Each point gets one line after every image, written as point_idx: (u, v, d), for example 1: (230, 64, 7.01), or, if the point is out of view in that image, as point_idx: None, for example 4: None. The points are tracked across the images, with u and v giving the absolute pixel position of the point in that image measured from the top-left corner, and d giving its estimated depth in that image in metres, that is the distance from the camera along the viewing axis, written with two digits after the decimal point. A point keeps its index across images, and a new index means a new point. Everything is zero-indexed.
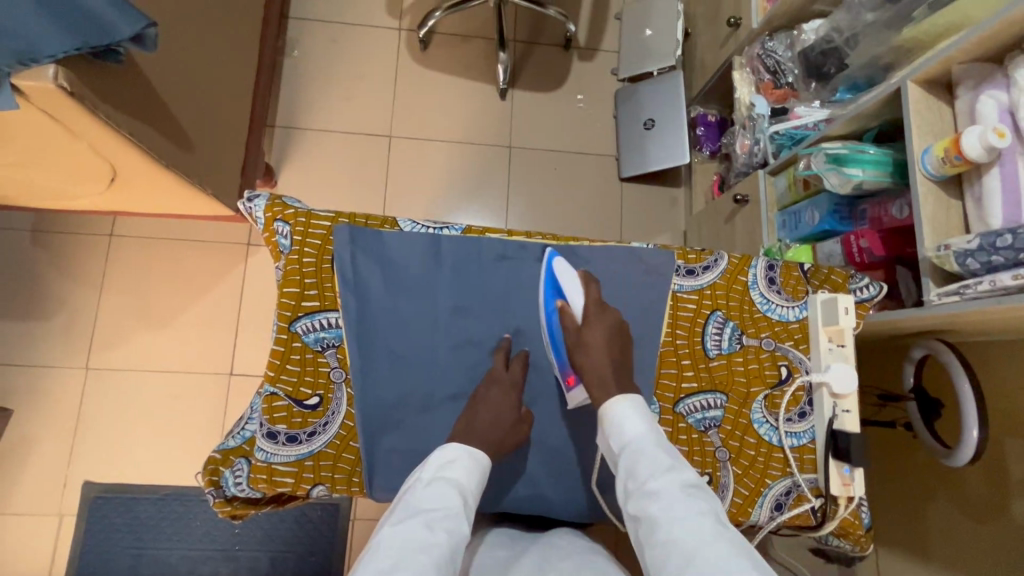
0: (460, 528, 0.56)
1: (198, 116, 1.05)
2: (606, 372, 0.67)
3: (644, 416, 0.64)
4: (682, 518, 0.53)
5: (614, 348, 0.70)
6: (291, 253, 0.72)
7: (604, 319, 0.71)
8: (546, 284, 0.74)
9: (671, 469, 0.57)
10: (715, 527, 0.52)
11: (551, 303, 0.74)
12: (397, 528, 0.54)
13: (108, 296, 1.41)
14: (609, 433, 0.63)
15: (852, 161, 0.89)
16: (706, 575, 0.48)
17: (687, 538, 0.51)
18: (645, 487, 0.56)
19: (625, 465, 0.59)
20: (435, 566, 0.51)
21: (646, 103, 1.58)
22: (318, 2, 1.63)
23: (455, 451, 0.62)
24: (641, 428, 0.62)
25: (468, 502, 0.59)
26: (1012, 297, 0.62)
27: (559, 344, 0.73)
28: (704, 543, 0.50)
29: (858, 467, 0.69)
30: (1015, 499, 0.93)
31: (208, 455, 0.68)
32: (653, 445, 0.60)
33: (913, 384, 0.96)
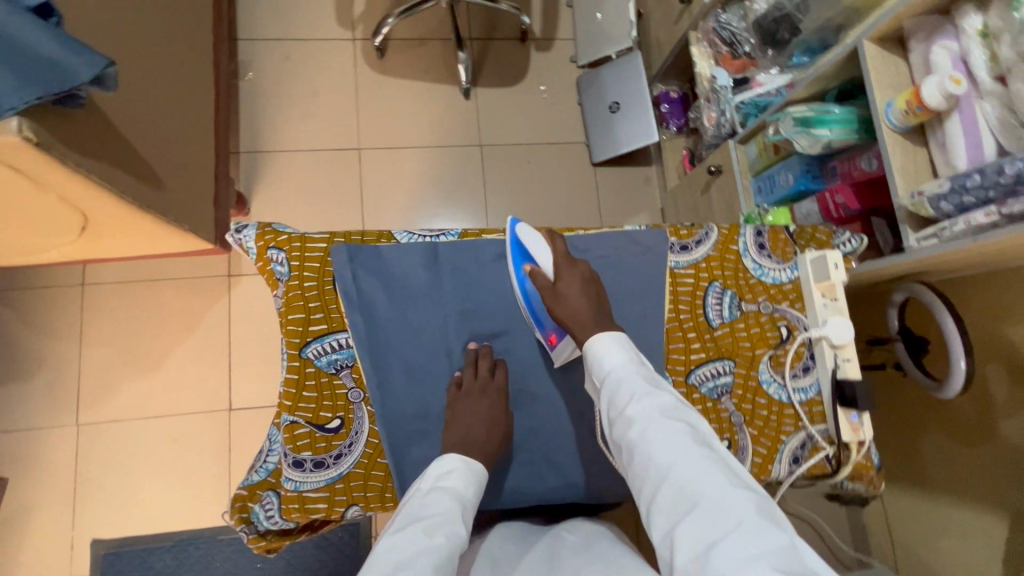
0: (459, 532, 0.56)
1: (164, 152, 1.02)
2: (585, 318, 0.67)
3: (624, 346, 0.63)
4: (664, 442, 0.54)
5: (592, 296, 0.69)
6: (291, 280, 0.71)
7: (575, 272, 0.71)
8: (512, 251, 0.73)
9: (652, 394, 0.58)
10: (696, 450, 0.53)
11: (521, 269, 0.73)
12: (395, 536, 0.54)
13: (90, 347, 1.37)
14: (590, 364, 0.63)
15: (819, 123, 0.92)
16: (690, 497, 0.50)
17: (669, 461, 0.53)
18: (625, 414, 0.57)
19: (606, 394, 0.60)
20: (435, 567, 0.51)
21: (609, 87, 1.60)
22: (266, 21, 1.60)
23: (452, 462, 0.63)
24: (620, 359, 0.61)
25: (466, 512, 0.59)
26: (987, 234, 0.66)
27: (536, 307, 0.73)
28: (687, 466, 0.52)
29: (865, 412, 0.73)
30: (1001, 421, 0.99)
31: (234, 493, 0.68)
32: (633, 372, 0.60)
33: (899, 325, 1.01)
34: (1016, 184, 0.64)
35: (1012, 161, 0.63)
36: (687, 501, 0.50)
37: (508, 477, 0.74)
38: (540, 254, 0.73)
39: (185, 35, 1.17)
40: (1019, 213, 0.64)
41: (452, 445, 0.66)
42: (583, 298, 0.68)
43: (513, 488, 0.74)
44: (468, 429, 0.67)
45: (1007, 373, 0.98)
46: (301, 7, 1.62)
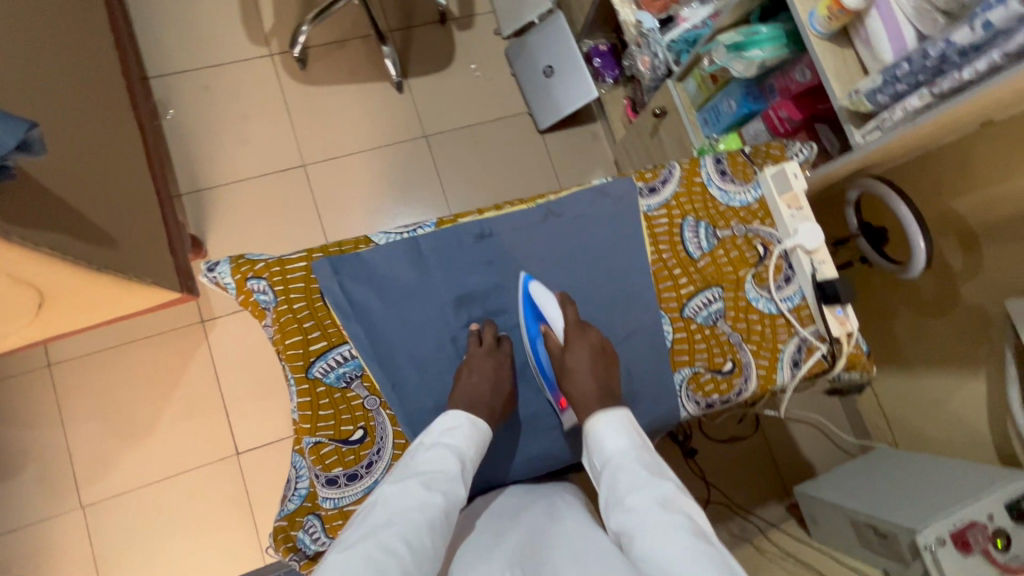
0: (456, 489, 0.59)
1: (104, 209, 0.97)
2: (590, 393, 0.67)
3: (627, 429, 0.63)
4: (663, 535, 0.51)
5: (601, 372, 0.68)
6: (279, 305, 0.71)
7: (588, 338, 0.71)
8: (524, 310, 0.74)
9: (652, 485, 0.57)
10: (696, 541, 0.50)
11: (535, 328, 0.74)
12: (395, 488, 0.58)
13: (75, 428, 1.31)
14: (591, 446, 0.64)
15: (751, 45, 0.96)
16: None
17: (667, 556, 0.50)
18: (624, 503, 0.56)
19: (608, 480, 0.60)
20: (428, 524, 0.55)
21: (539, 53, 1.60)
22: (173, 52, 1.52)
23: (457, 420, 0.65)
24: (621, 444, 0.62)
25: (466, 468, 0.62)
26: (924, 117, 0.70)
27: (545, 367, 0.74)
28: (687, 559, 0.49)
29: (848, 304, 0.78)
30: (963, 286, 1.15)
31: (274, 525, 0.68)
32: (634, 460, 0.60)
33: (858, 222, 1.07)
34: (942, 64, 0.67)
35: (934, 43, 0.66)
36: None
37: (535, 444, 0.77)
38: (551, 314, 0.73)
39: (96, 83, 1.10)
40: (949, 90, 0.67)
41: (459, 404, 0.67)
42: (591, 372, 0.68)
43: (542, 452, 0.77)
44: (481, 394, 0.68)
45: (957, 244, 1.14)
46: (207, 31, 1.54)
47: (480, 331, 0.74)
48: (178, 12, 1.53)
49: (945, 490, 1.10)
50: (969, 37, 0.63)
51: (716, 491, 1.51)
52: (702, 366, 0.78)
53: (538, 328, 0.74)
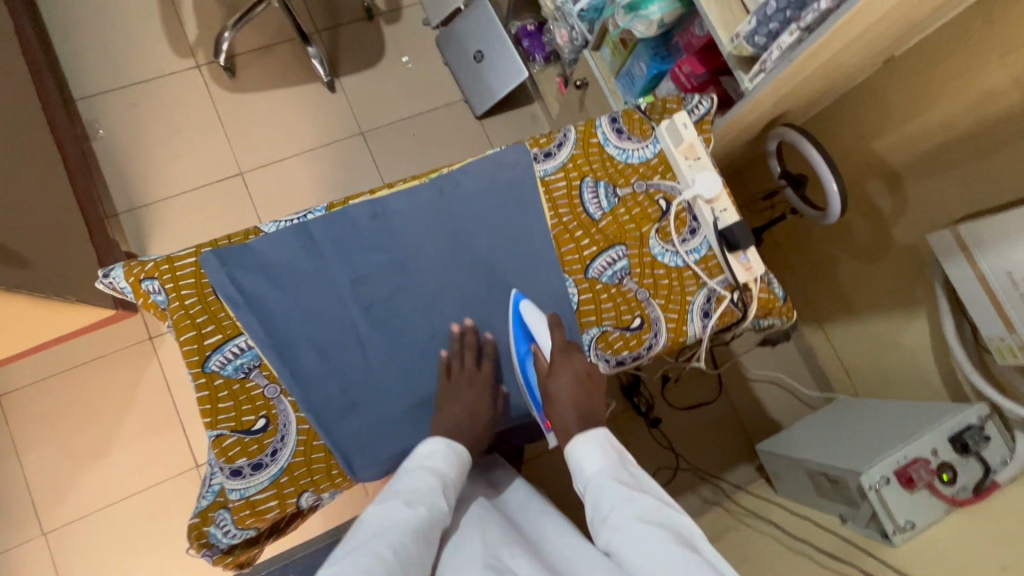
0: (438, 503, 0.63)
1: (12, 228, 0.97)
2: (567, 421, 0.68)
3: (604, 448, 0.64)
4: (640, 543, 0.53)
5: (581, 401, 0.69)
6: (171, 303, 0.70)
7: (572, 365, 0.71)
8: (513, 328, 0.75)
9: (631, 498, 0.58)
10: (676, 548, 0.51)
11: (524, 347, 0.75)
12: (379, 509, 0.61)
13: (30, 455, 1.31)
14: (573, 469, 0.65)
15: (644, 4, 0.95)
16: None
17: (646, 565, 0.51)
18: (607, 520, 0.58)
19: (590, 500, 0.61)
20: (414, 533, 0.58)
21: (467, 38, 1.60)
22: (98, 73, 1.51)
23: (437, 443, 0.69)
24: (599, 463, 0.63)
25: (447, 488, 0.66)
26: (797, 51, 0.70)
27: (534, 387, 0.75)
28: (662, 562, 0.51)
29: (749, 249, 0.78)
30: (894, 227, 1.15)
31: (186, 524, 0.67)
32: (612, 477, 0.62)
33: (780, 171, 1.07)
34: None
35: None
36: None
37: None
38: (542, 339, 0.73)
39: (5, 104, 1.09)
40: (815, 21, 0.68)
41: (439, 430, 0.71)
42: (569, 402, 0.68)
43: None
44: (458, 419, 0.71)
45: (884, 186, 1.13)
46: (130, 48, 1.53)
47: (461, 334, 0.75)
48: (100, 31, 1.52)
49: (892, 432, 1.11)
50: None
51: (683, 458, 1.51)
52: (609, 325, 0.78)
53: (527, 347, 0.75)
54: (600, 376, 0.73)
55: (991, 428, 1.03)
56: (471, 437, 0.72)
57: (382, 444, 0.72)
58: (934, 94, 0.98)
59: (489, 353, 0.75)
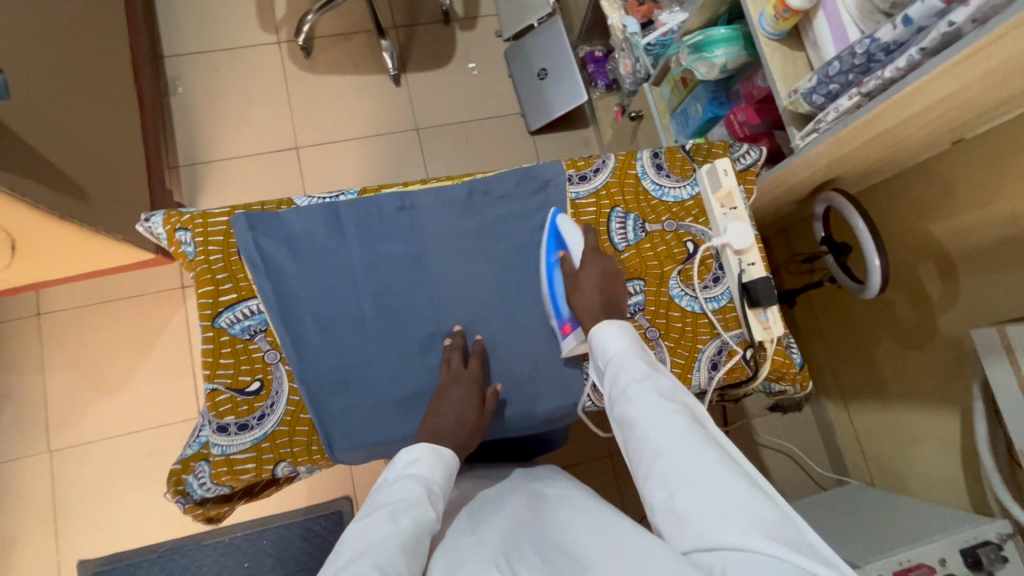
0: (425, 513, 0.57)
1: (82, 164, 1.04)
2: (594, 310, 0.69)
3: (628, 332, 0.66)
4: (659, 422, 0.56)
5: (607, 289, 0.71)
6: (198, 257, 0.73)
7: (601, 263, 0.73)
8: (547, 239, 0.77)
9: (652, 378, 0.61)
10: (692, 426, 0.55)
11: (553, 256, 0.76)
12: (363, 524, 0.55)
13: (54, 376, 1.38)
14: (595, 347, 0.67)
15: (708, 46, 0.93)
16: (679, 472, 0.52)
17: (662, 434, 0.55)
18: (627, 394, 0.60)
19: (610, 374, 0.64)
20: (401, 548, 0.52)
21: (535, 54, 1.63)
22: (188, 36, 1.61)
23: (420, 450, 0.63)
24: (623, 345, 0.65)
25: (434, 495, 0.60)
26: (853, 116, 0.68)
27: (556, 295, 0.74)
28: (677, 442, 0.54)
29: (770, 308, 0.75)
30: (940, 316, 1.09)
31: (169, 468, 0.70)
32: (634, 358, 0.64)
33: (823, 236, 1.04)
34: (869, 61, 0.65)
35: (861, 41, 0.65)
36: (676, 474, 0.52)
37: None
38: (573, 243, 0.75)
39: (97, 49, 1.18)
40: (876, 89, 0.65)
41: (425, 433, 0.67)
42: (598, 292, 0.70)
43: None
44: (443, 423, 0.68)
45: (937, 272, 1.08)
46: (221, 17, 1.63)
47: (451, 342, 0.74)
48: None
49: (902, 532, 1.03)
50: (891, 34, 0.61)
51: None
52: None
53: (556, 255, 0.75)
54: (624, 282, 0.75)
55: (1010, 549, 0.95)
56: (459, 442, 0.67)
57: (365, 431, 0.71)
58: (1002, 185, 0.92)
59: (476, 351, 0.74)
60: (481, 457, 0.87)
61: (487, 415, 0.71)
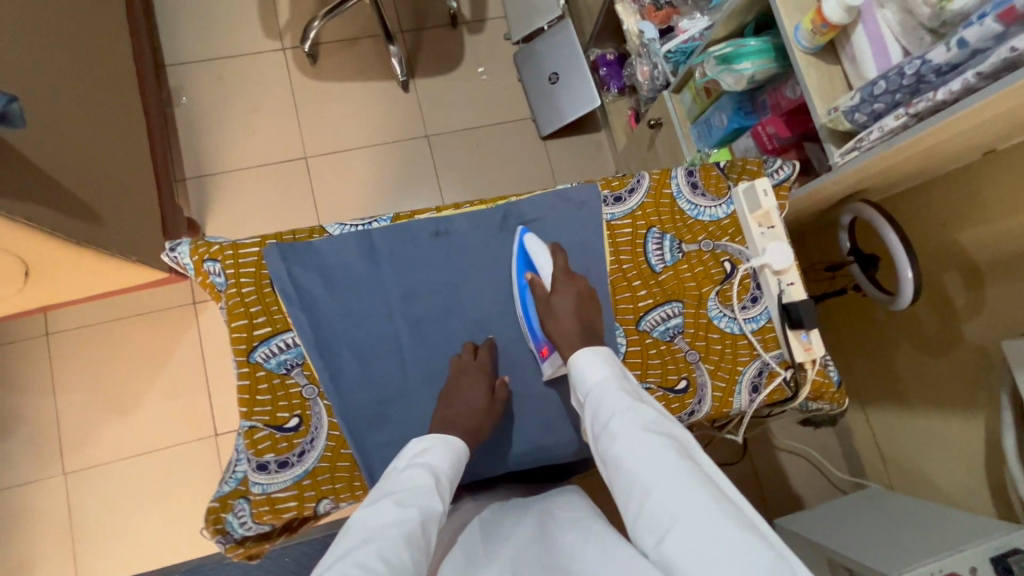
0: (432, 503, 0.58)
1: (96, 187, 1.01)
2: (571, 337, 0.68)
3: (605, 360, 0.65)
4: (647, 460, 0.55)
5: (583, 312, 0.71)
6: (229, 289, 0.71)
7: (573, 286, 0.73)
8: (515, 259, 0.76)
9: (634, 410, 0.59)
10: (678, 460, 0.54)
11: (523, 277, 0.75)
12: (369, 510, 0.56)
13: (65, 397, 1.36)
14: (575, 379, 0.66)
15: (738, 58, 0.92)
16: (670, 515, 0.51)
17: (647, 472, 0.54)
18: (609, 429, 0.59)
19: (591, 408, 0.62)
20: (404, 538, 0.53)
21: (546, 58, 1.60)
22: (190, 43, 1.57)
23: (428, 440, 0.64)
24: (602, 375, 0.63)
25: (441, 484, 0.60)
26: (899, 137, 0.67)
27: (532, 318, 0.74)
28: (667, 480, 0.53)
29: (813, 330, 0.74)
30: (965, 323, 1.08)
31: (206, 506, 0.68)
32: (614, 388, 0.62)
33: (850, 247, 1.03)
34: (919, 82, 0.64)
35: (910, 61, 0.63)
36: (669, 518, 0.50)
37: (483, 451, 0.75)
38: (542, 265, 0.75)
39: (103, 65, 1.14)
40: (924, 111, 0.64)
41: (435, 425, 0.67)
42: (574, 315, 0.70)
43: (485, 459, 0.75)
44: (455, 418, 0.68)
45: (962, 279, 1.07)
46: (223, 23, 1.59)
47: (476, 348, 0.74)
48: (199, 4, 1.59)
49: (929, 539, 1.04)
50: (944, 56, 0.60)
51: None
52: (653, 382, 0.76)
53: (526, 277, 0.75)
54: (600, 301, 0.75)
55: None
56: (469, 433, 0.67)
57: None
58: None
59: (487, 343, 0.74)
60: (516, 480, 0.86)
61: (497, 403, 0.71)
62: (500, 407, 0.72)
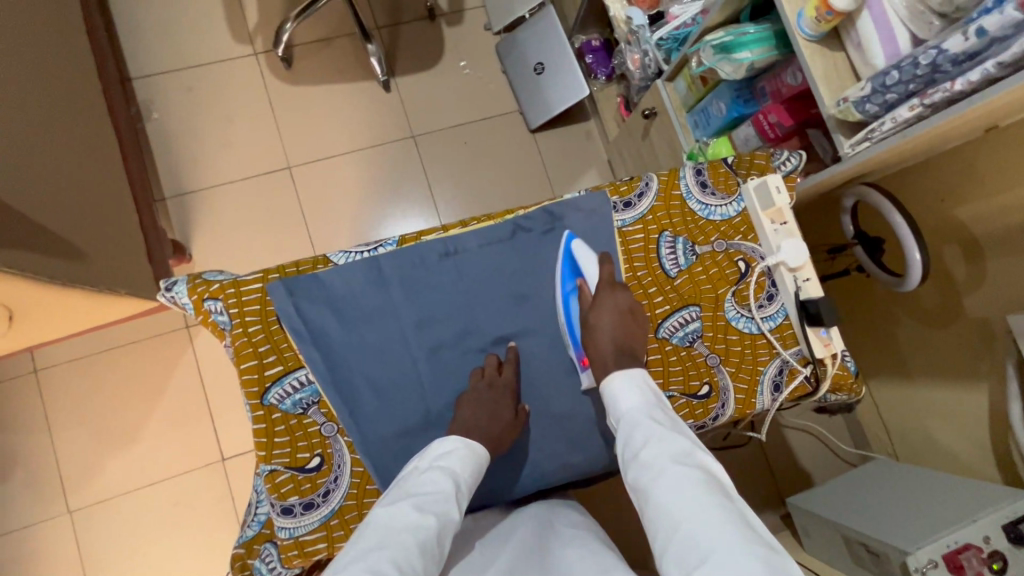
0: (450, 511, 0.56)
1: (74, 220, 0.96)
2: (607, 354, 0.67)
3: (640, 387, 0.63)
4: (674, 487, 0.52)
5: (624, 331, 0.69)
6: (235, 329, 0.69)
7: (619, 298, 0.71)
8: (562, 266, 0.74)
9: (666, 439, 0.57)
10: (708, 490, 0.51)
11: (570, 285, 0.74)
12: (387, 510, 0.54)
13: (62, 434, 1.32)
14: (608, 406, 0.64)
15: (738, 46, 0.90)
16: (694, 543, 0.47)
17: (674, 501, 0.51)
18: (638, 456, 0.57)
19: (622, 435, 0.60)
20: (420, 547, 0.51)
21: (530, 48, 1.55)
22: (156, 54, 1.49)
23: (454, 442, 0.63)
24: (635, 402, 0.62)
25: (461, 492, 0.59)
26: (914, 128, 0.66)
27: (574, 326, 0.73)
28: (694, 510, 0.50)
29: (832, 326, 0.74)
30: (966, 298, 1.09)
31: (232, 553, 0.67)
32: (647, 415, 0.60)
33: (854, 231, 1.02)
34: (933, 72, 0.63)
35: (925, 51, 0.62)
36: (694, 547, 0.47)
37: (508, 472, 0.74)
38: (590, 273, 0.74)
39: (70, 87, 1.08)
40: (940, 101, 0.63)
41: (457, 431, 0.65)
42: (615, 330, 0.68)
43: (509, 479, 0.74)
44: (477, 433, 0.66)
45: (962, 255, 1.07)
46: (190, 30, 1.52)
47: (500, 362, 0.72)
48: (161, 11, 1.51)
49: (942, 508, 1.06)
50: (961, 45, 0.58)
51: None
52: (676, 390, 0.76)
53: (572, 284, 0.74)
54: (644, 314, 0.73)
55: None
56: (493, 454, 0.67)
57: None
58: None
59: (510, 359, 0.72)
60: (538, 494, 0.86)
61: (518, 423, 0.70)
62: (518, 429, 0.71)
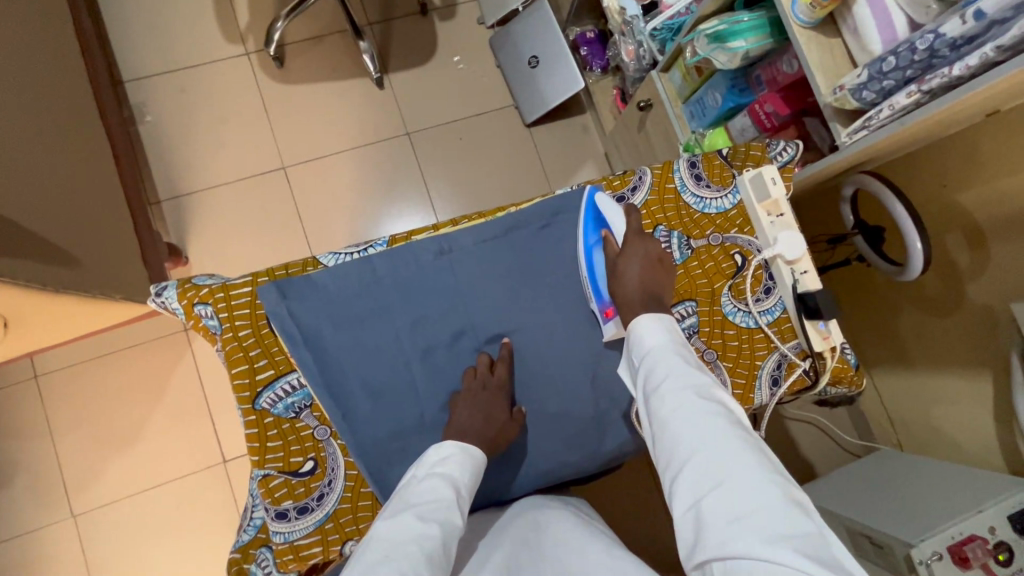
0: (452, 518, 0.55)
1: (67, 227, 0.95)
2: (633, 298, 0.65)
3: (664, 324, 0.62)
4: (698, 424, 0.53)
5: (649, 279, 0.67)
6: (225, 333, 0.68)
7: (646, 247, 0.69)
8: (585, 218, 0.73)
9: (690, 375, 0.57)
10: (731, 430, 0.52)
11: (593, 237, 0.73)
12: (390, 522, 0.53)
13: (63, 439, 1.32)
14: (630, 340, 0.63)
15: (732, 35, 0.88)
16: (717, 480, 0.49)
17: (697, 437, 0.52)
18: (661, 392, 0.56)
19: (644, 369, 0.59)
20: (426, 557, 0.50)
21: (524, 41, 1.52)
22: (148, 56, 1.48)
23: (448, 448, 0.62)
24: (658, 339, 0.60)
25: (462, 498, 0.58)
26: (912, 115, 0.64)
27: (597, 276, 0.72)
28: (718, 448, 0.51)
29: (830, 319, 0.72)
30: (968, 286, 1.08)
31: (228, 558, 0.67)
32: (671, 351, 0.59)
33: (854, 220, 1.01)
34: (931, 57, 0.61)
35: (922, 35, 0.60)
36: (715, 482, 0.49)
37: (505, 473, 0.73)
38: (616, 224, 0.72)
39: (61, 92, 1.07)
40: (939, 87, 0.61)
41: (450, 434, 0.65)
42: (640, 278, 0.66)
43: (507, 480, 0.73)
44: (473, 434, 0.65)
45: (965, 243, 1.05)
46: (181, 31, 1.50)
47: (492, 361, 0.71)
48: (151, 13, 1.50)
49: (948, 498, 1.05)
50: (959, 29, 0.57)
51: None
52: None
53: (597, 235, 0.72)
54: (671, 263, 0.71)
55: None
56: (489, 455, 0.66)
57: None
58: None
59: (504, 355, 0.71)
60: None
61: (513, 424, 0.69)
62: (515, 429, 0.70)
